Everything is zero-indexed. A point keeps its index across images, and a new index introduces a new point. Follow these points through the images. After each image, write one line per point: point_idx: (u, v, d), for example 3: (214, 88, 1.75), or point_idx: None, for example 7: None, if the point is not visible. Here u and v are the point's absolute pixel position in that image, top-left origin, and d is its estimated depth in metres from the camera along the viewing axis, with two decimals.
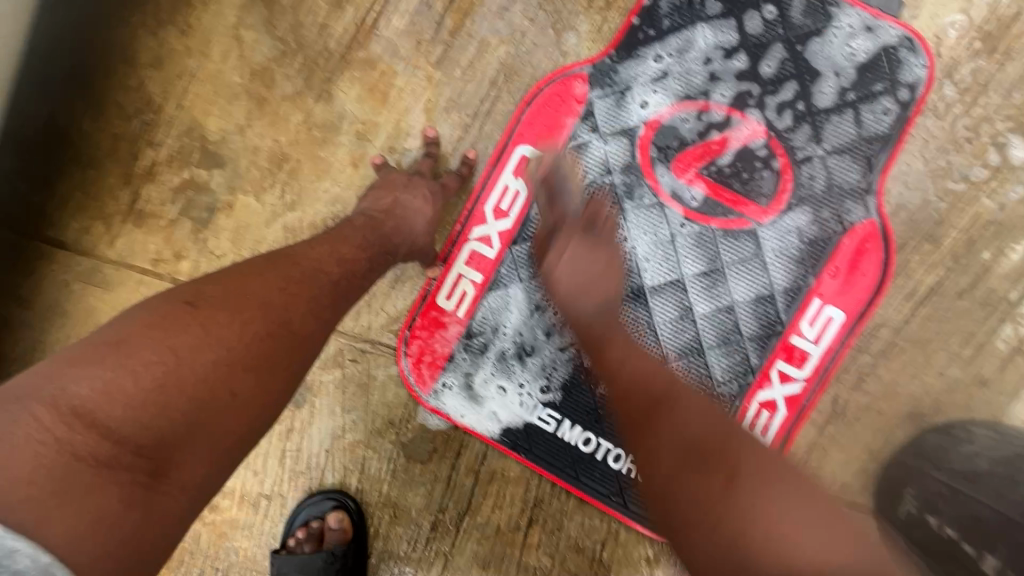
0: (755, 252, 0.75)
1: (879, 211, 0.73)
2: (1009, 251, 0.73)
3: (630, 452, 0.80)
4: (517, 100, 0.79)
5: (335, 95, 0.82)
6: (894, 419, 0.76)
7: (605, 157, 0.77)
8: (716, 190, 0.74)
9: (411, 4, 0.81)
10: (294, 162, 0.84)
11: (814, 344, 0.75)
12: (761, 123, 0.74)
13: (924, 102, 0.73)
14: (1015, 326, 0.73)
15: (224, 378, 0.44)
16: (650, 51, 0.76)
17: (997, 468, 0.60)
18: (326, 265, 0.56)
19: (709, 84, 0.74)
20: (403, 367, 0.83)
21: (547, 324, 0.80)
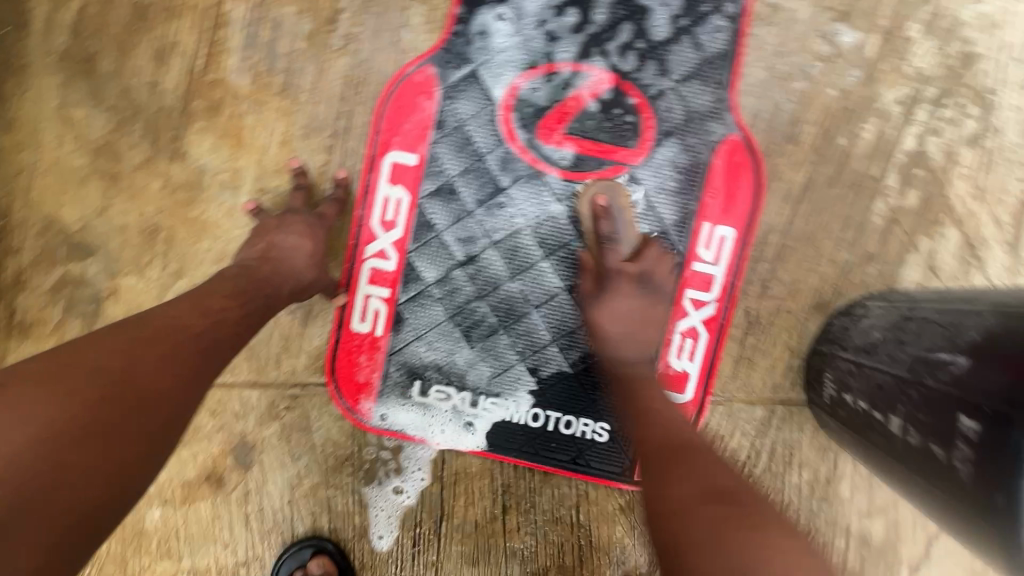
0: (639, 195, 0.77)
1: (738, 125, 0.76)
2: (861, 131, 0.78)
3: (579, 416, 0.82)
4: (371, 108, 0.77)
5: (188, 151, 0.79)
6: (804, 313, 0.80)
7: (473, 142, 0.76)
8: (585, 146, 0.76)
9: (237, 40, 0.78)
10: (167, 229, 0.80)
11: (714, 264, 0.78)
12: (609, 70, 0.75)
13: (750, 13, 0.76)
14: (885, 199, 0.79)
15: (54, 450, 0.43)
16: (485, 27, 0.75)
17: (889, 333, 0.65)
18: (186, 317, 0.56)
19: (549, 45, 0.75)
20: (340, 400, 0.82)
21: (466, 320, 0.80)
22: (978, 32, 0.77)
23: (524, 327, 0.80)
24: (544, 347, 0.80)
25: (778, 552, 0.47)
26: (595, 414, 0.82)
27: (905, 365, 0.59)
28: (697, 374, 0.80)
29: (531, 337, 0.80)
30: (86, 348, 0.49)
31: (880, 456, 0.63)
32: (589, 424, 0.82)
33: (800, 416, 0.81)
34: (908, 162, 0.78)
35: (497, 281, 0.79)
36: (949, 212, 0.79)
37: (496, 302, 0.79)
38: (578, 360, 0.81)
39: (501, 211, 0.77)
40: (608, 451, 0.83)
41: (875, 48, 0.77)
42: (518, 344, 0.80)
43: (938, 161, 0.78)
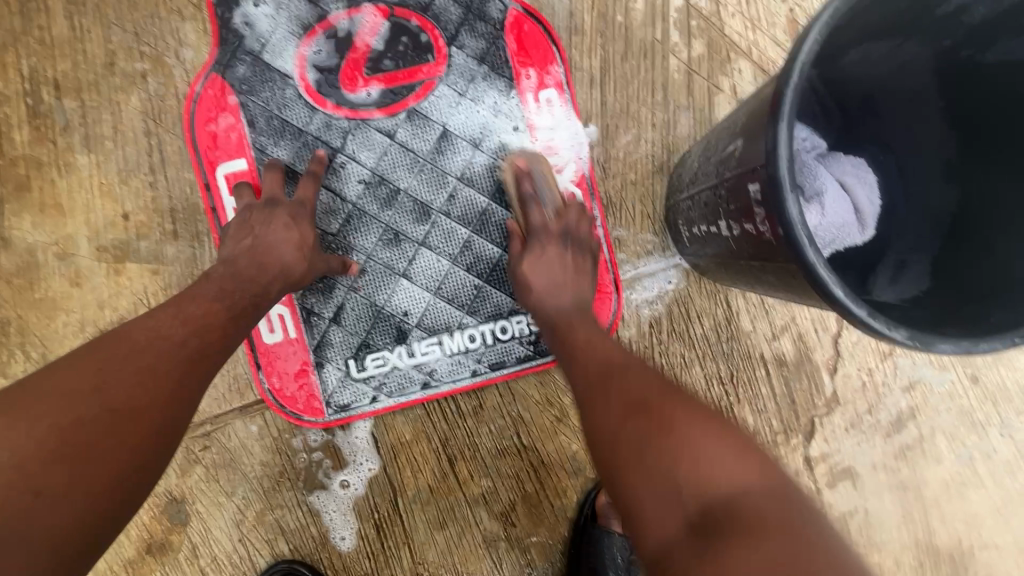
0: (460, 99, 0.81)
1: (511, 1, 0.82)
2: (632, 3, 0.84)
3: (510, 316, 0.84)
4: (183, 133, 0.78)
5: (11, 236, 0.77)
6: (648, 179, 0.85)
7: (291, 119, 0.79)
8: (389, 79, 0.80)
9: (23, 112, 0.77)
10: (18, 319, 0.78)
11: (554, 130, 0.83)
12: (377, 6, 0.80)
13: None
14: (676, 56, 0.85)
15: (145, 394, 0.53)
16: (249, 14, 0.78)
17: (700, 161, 0.71)
18: (165, 330, 0.58)
19: (314, 7, 0.79)
20: (289, 413, 0.81)
21: (368, 280, 0.81)
22: None
23: (424, 261, 0.82)
24: (450, 269, 0.82)
25: (730, 452, 0.50)
26: (521, 308, 0.84)
27: (713, 174, 0.65)
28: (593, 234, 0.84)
29: (434, 266, 0.82)
30: (119, 341, 0.55)
31: (731, 265, 0.68)
32: (521, 319, 0.84)
33: (682, 271, 0.86)
34: (683, 17, 0.85)
35: (380, 232, 0.81)
36: (735, 48, 0.86)
37: (390, 252, 0.81)
38: (487, 267, 0.83)
39: (348, 170, 0.80)
40: None
41: None
42: (424, 279, 0.82)
43: (707, 7, 0.85)
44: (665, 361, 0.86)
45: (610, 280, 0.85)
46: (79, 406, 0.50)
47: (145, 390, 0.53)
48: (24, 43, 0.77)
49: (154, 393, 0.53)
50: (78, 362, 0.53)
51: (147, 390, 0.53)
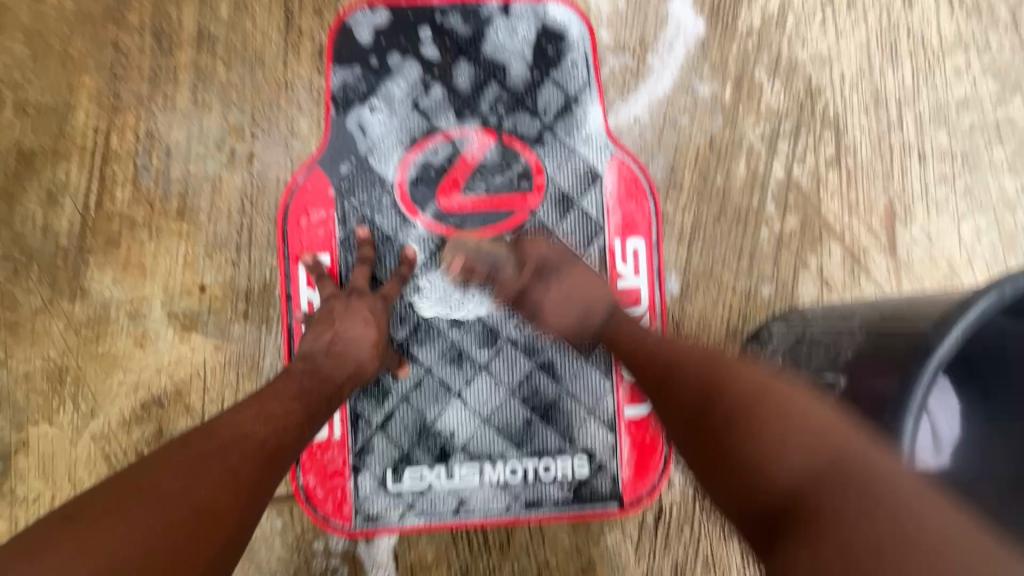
0: (548, 231, 0.82)
1: (617, 145, 0.83)
2: (735, 169, 0.84)
3: (555, 456, 0.82)
4: (274, 221, 0.80)
5: (90, 288, 0.78)
6: (719, 344, 0.84)
7: (381, 224, 0.80)
8: (484, 203, 0.81)
9: (128, 172, 0.79)
10: (76, 369, 0.78)
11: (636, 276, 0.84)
12: (486, 130, 0.82)
13: (599, 51, 0.83)
14: (769, 226, 0.85)
15: (226, 498, 0.48)
16: (362, 118, 0.81)
17: (786, 357, 0.70)
18: (249, 427, 0.54)
19: (425, 120, 0.81)
20: (321, 515, 0.80)
21: (422, 394, 0.80)
22: (815, 68, 0.85)
23: (480, 385, 0.81)
24: (504, 400, 0.81)
25: (806, 430, 0.43)
26: (570, 450, 0.82)
27: None
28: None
29: (489, 394, 0.81)
30: (198, 437, 0.51)
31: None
32: (568, 461, 0.82)
33: None
34: (781, 190, 0.85)
35: (443, 349, 0.81)
36: (828, 229, 0.85)
37: (448, 371, 0.81)
38: (542, 402, 0.81)
39: (425, 283, 0.80)
40: (594, 483, 0.82)
41: (730, 95, 0.84)
42: (477, 405, 0.81)
43: (807, 184, 0.85)
44: (706, 532, 0.83)
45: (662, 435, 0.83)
46: (158, 506, 0.44)
47: (224, 494, 0.48)
48: (145, 108, 0.79)
49: (234, 497, 0.48)
50: (155, 459, 0.48)
51: (228, 494, 0.48)
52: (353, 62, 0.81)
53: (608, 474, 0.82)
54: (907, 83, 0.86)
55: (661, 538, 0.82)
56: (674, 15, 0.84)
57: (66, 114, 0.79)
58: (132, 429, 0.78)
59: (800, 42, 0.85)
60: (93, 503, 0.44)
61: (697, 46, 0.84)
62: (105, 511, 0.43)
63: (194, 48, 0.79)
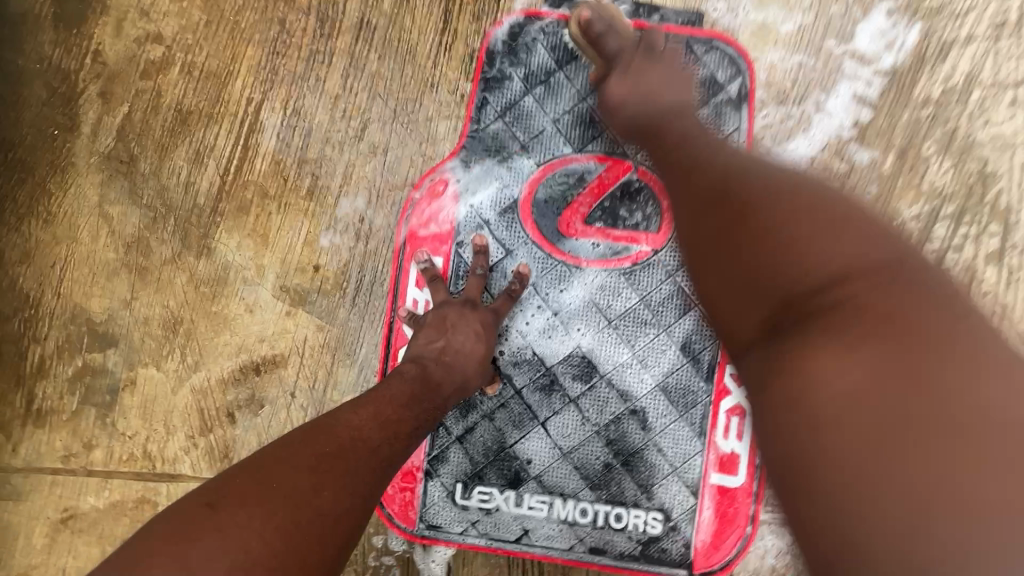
0: (664, 274, 0.79)
1: None
2: None
3: (629, 507, 0.78)
4: (396, 217, 0.80)
5: (216, 248, 0.82)
6: None
7: (498, 238, 0.79)
8: (605, 233, 0.79)
9: (270, 145, 0.82)
10: (189, 322, 0.82)
11: None
12: (622, 161, 0.79)
13: (755, 99, 0.79)
14: None
15: (343, 502, 0.50)
16: (499, 130, 0.80)
17: None
18: (366, 430, 0.55)
19: (562, 141, 0.80)
20: (387, 513, 0.80)
21: (506, 415, 0.79)
22: (994, 151, 0.77)
23: (565, 418, 0.79)
24: (587, 437, 0.78)
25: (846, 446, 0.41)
26: (645, 504, 0.78)
27: None
28: (748, 457, 0.78)
29: (572, 429, 0.79)
30: (322, 433, 0.54)
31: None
32: (641, 515, 0.78)
33: None
34: None
35: (535, 374, 0.79)
36: None
37: (536, 396, 0.79)
38: (625, 448, 0.78)
39: (531, 306, 0.79)
40: (663, 543, 0.78)
41: (891, 165, 0.78)
42: (558, 437, 0.79)
43: (959, 276, 0.78)
44: None
45: (746, 511, 0.78)
46: (288, 503, 0.47)
47: (341, 502, 0.50)
48: (298, 86, 0.81)
49: (350, 501, 0.51)
50: (284, 450, 0.52)
51: (345, 496, 0.50)
52: (501, 72, 0.80)
53: (680, 538, 0.78)
54: None
55: None
56: (843, 72, 0.78)
57: (225, 80, 0.82)
58: (228, 389, 0.81)
59: (981, 120, 0.78)
60: (235, 492, 0.48)
61: (863, 109, 0.78)
62: (243, 500, 0.47)
63: (353, 36, 0.81)
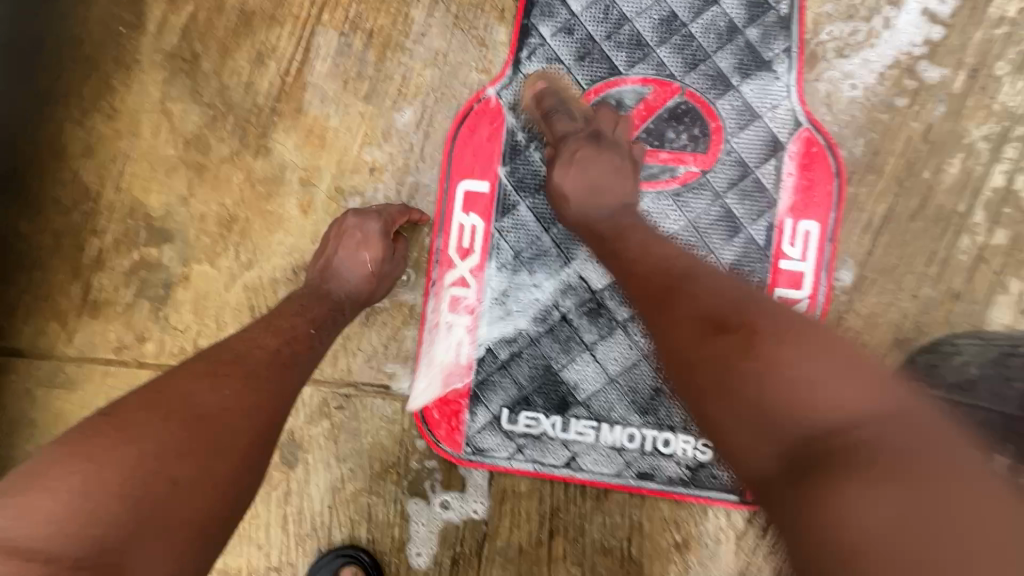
0: (713, 195, 0.78)
1: (808, 118, 0.77)
2: (946, 165, 0.76)
3: (678, 433, 0.78)
4: (444, 137, 0.81)
5: (273, 148, 0.83)
6: (883, 350, 0.76)
7: (543, 162, 0.80)
8: (651, 155, 0.79)
9: (331, 48, 0.82)
10: (244, 221, 0.83)
11: (802, 261, 0.77)
12: (668, 83, 0.79)
13: (806, 18, 0.78)
14: (971, 236, 0.76)
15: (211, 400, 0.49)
16: (543, 54, 0.80)
17: (988, 370, 0.61)
18: (263, 342, 0.59)
19: (609, 64, 0.79)
20: (432, 437, 0.81)
21: (553, 341, 0.79)
22: None
23: (614, 343, 0.79)
24: (636, 363, 0.79)
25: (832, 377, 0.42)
26: (694, 430, 0.78)
27: (1009, 399, 0.56)
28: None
29: (621, 355, 0.79)
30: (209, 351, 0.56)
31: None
32: (690, 442, 0.79)
33: None
34: (996, 200, 0.76)
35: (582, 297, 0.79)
36: None
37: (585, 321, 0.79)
38: None
39: None
40: (712, 468, 0.78)
41: (962, 83, 0.76)
42: (608, 363, 0.79)
43: None
44: None
45: None
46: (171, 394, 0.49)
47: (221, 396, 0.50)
48: None
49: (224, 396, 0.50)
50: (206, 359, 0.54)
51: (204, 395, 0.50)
52: None
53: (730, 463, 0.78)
54: None
55: (767, 537, 0.77)
56: None
57: None
58: (280, 288, 0.82)
59: None
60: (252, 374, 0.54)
61: (934, 26, 0.76)
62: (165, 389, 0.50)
63: None
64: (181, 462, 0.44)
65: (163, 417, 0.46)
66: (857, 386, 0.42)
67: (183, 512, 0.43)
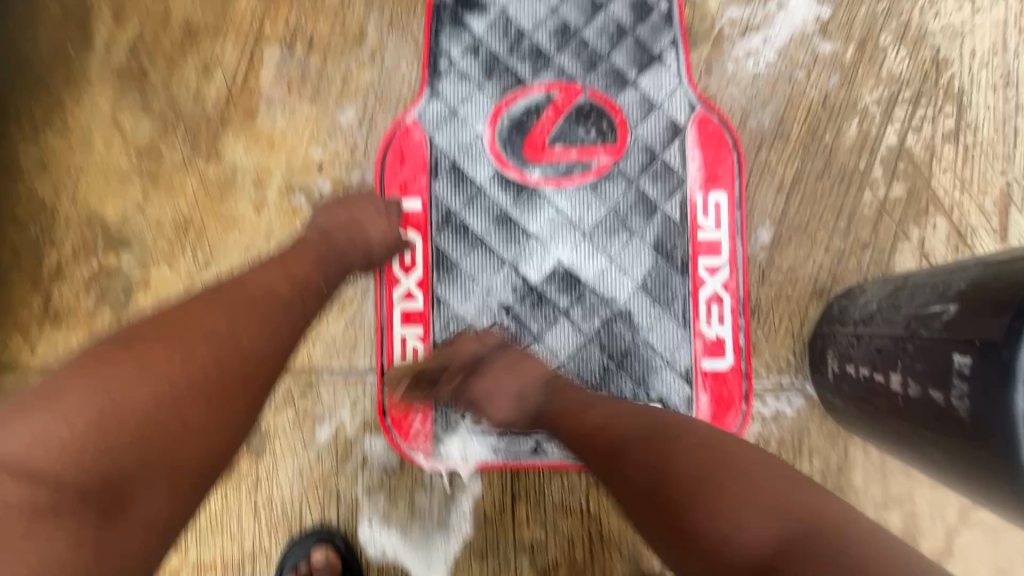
0: (629, 180, 0.85)
1: (702, 99, 0.85)
2: (845, 128, 0.84)
3: (631, 403, 0.84)
4: (373, 162, 0.86)
5: (224, 152, 0.87)
6: (803, 300, 0.83)
7: (471, 168, 0.86)
8: (566, 152, 0.85)
9: (274, 55, 0.87)
10: (200, 223, 0.86)
11: (718, 231, 0.84)
12: (571, 85, 0.85)
13: (686, 10, 0.85)
14: (872, 191, 0.83)
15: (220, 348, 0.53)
16: (454, 69, 0.86)
17: (883, 301, 0.68)
18: (277, 288, 0.62)
19: (515, 75, 0.86)
20: (403, 444, 0.85)
21: (504, 335, 0.85)
22: (945, 40, 0.84)
23: (560, 329, 0.84)
24: (583, 344, 0.84)
25: (748, 499, 0.45)
26: (646, 398, 0.84)
27: (898, 323, 0.62)
28: (732, 339, 0.83)
29: (568, 337, 0.84)
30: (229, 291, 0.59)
31: (896, 428, 0.62)
32: None
33: (807, 400, 0.82)
34: (891, 157, 0.83)
35: (525, 291, 0.85)
36: (936, 202, 0.83)
37: (532, 314, 0.85)
38: (618, 349, 0.84)
39: (510, 229, 0.85)
40: None
41: (851, 55, 0.84)
42: (557, 348, 0.84)
43: (920, 155, 0.83)
44: None
45: (739, 389, 0.83)
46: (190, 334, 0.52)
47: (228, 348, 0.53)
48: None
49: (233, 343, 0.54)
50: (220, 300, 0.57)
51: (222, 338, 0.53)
52: (450, 15, 0.86)
53: None
54: None
55: None
56: None
57: None
58: None
59: (932, 13, 0.84)
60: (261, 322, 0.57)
61: (822, 5, 0.85)
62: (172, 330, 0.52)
63: None
64: (188, 405, 0.49)
65: (180, 353, 0.50)
66: (779, 498, 0.44)
67: (185, 456, 0.48)
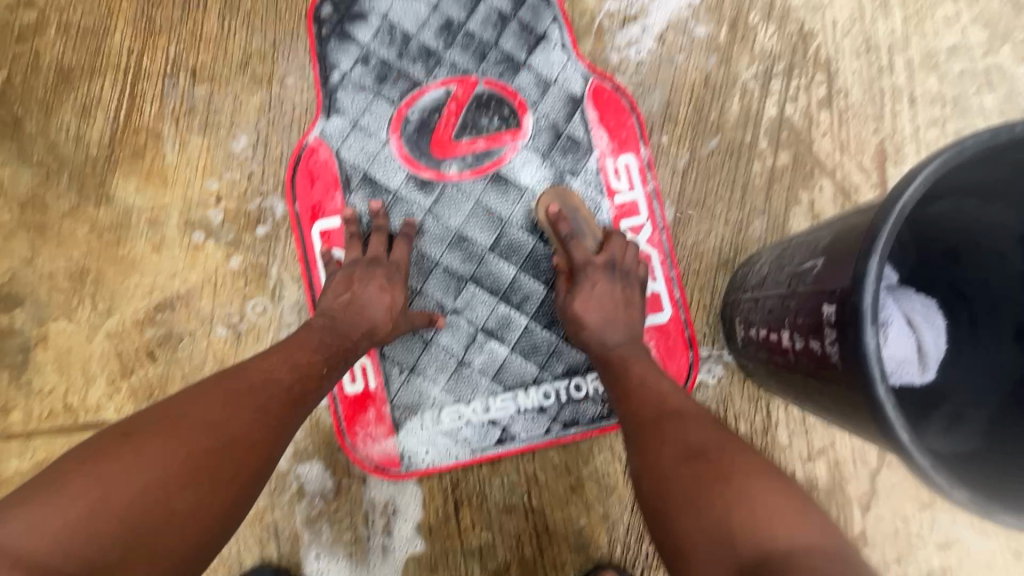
0: (540, 157, 0.86)
1: (591, 70, 0.87)
2: (728, 104, 0.88)
3: (585, 373, 0.85)
4: (280, 185, 0.84)
5: (115, 194, 0.84)
6: (710, 273, 0.86)
7: (384, 176, 0.85)
8: (474, 142, 0.86)
9: (157, 90, 0.85)
10: (96, 271, 0.83)
11: (632, 193, 0.87)
12: (464, 78, 0.86)
13: None
14: (761, 161, 0.87)
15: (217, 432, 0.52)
16: (346, 81, 0.86)
17: (772, 265, 0.71)
18: (277, 373, 0.61)
19: (408, 78, 0.86)
20: (368, 463, 0.83)
21: (451, 333, 0.84)
22: (807, 13, 0.89)
23: (505, 316, 0.85)
24: (525, 326, 0.85)
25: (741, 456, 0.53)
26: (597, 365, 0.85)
27: (784, 283, 0.65)
28: (668, 293, 0.86)
29: (513, 323, 0.85)
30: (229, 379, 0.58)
31: (799, 385, 0.66)
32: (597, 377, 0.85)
33: (727, 367, 0.85)
34: (774, 127, 0.88)
35: (463, 286, 0.85)
36: (820, 165, 0.88)
37: (475, 307, 0.85)
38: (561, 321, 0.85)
39: (438, 229, 0.85)
40: None
41: (725, 36, 0.88)
42: (504, 335, 0.85)
43: (800, 123, 0.88)
44: None
45: (688, 334, 0.86)
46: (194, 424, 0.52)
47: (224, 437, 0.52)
48: (177, 30, 0.85)
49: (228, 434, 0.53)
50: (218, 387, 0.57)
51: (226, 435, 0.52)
52: (333, 29, 0.86)
53: None
54: (897, 29, 0.89)
55: None
56: None
57: (104, 34, 0.85)
58: (145, 329, 0.82)
59: None
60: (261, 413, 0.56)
61: None
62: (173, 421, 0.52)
63: None
64: (179, 490, 0.48)
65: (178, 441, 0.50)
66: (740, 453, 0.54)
67: (175, 543, 0.47)
